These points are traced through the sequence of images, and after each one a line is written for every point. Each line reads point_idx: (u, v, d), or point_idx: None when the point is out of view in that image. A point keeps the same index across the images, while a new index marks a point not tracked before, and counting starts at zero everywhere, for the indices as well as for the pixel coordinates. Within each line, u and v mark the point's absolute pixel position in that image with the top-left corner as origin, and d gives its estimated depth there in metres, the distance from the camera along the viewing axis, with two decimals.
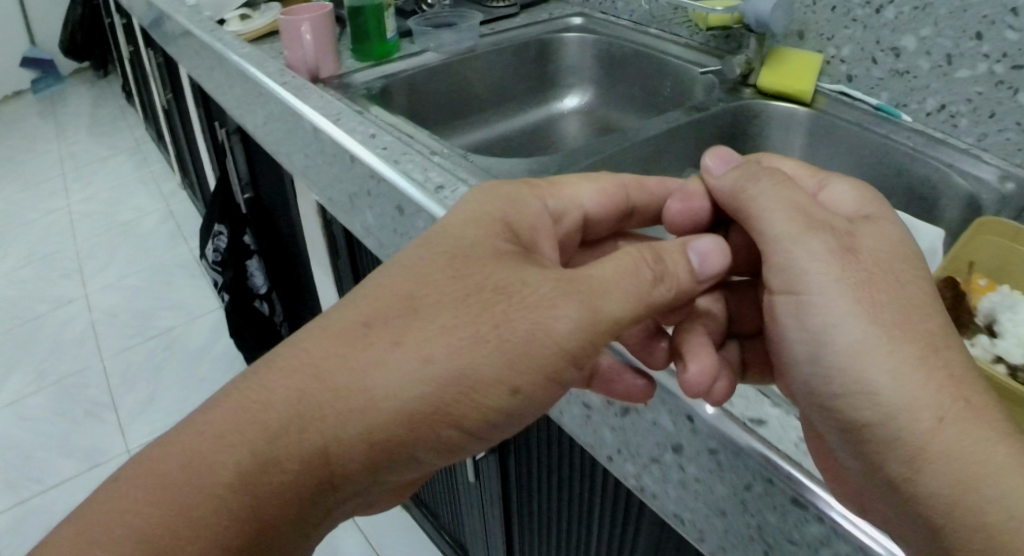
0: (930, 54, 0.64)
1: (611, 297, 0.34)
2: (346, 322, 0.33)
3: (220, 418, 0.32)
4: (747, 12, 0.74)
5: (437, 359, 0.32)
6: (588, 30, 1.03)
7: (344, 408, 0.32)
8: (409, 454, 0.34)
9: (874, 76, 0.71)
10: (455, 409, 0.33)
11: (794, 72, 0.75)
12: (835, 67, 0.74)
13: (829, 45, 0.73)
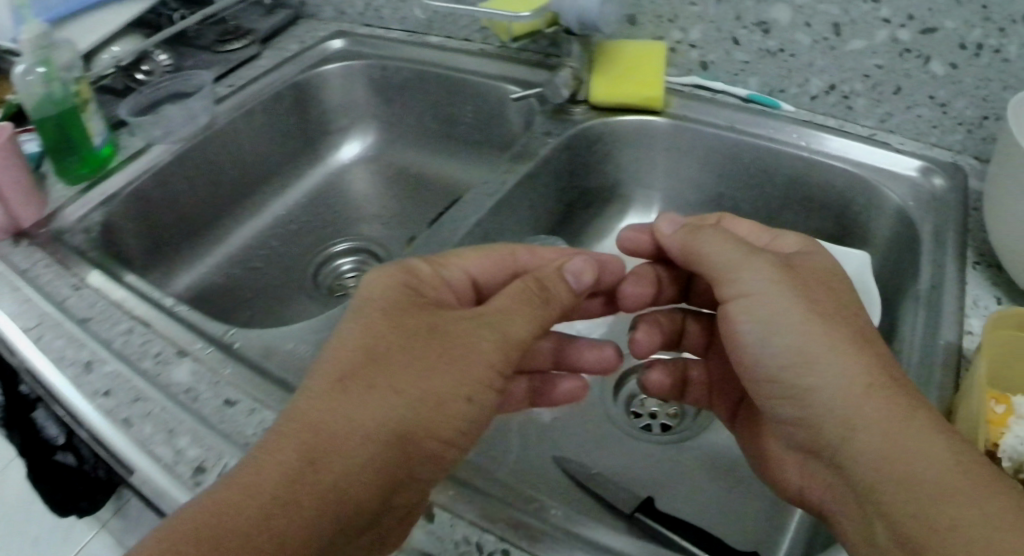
0: (808, 26, 0.67)
1: (516, 318, 0.44)
2: (308, 386, 0.40)
3: (257, 480, 0.37)
4: (567, 10, 0.71)
5: (401, 389, 0.40)
6: (349, 54, 0.96)
7: (360, 448, 0.38)
8: (398, 479, 0.39)
9: (738, 60, 0.74)
10: (428, 427, 0.40)
11: (622, 77, 0.76)
12: (686, 51, 0.77)
13: (675, 29, 0.75)
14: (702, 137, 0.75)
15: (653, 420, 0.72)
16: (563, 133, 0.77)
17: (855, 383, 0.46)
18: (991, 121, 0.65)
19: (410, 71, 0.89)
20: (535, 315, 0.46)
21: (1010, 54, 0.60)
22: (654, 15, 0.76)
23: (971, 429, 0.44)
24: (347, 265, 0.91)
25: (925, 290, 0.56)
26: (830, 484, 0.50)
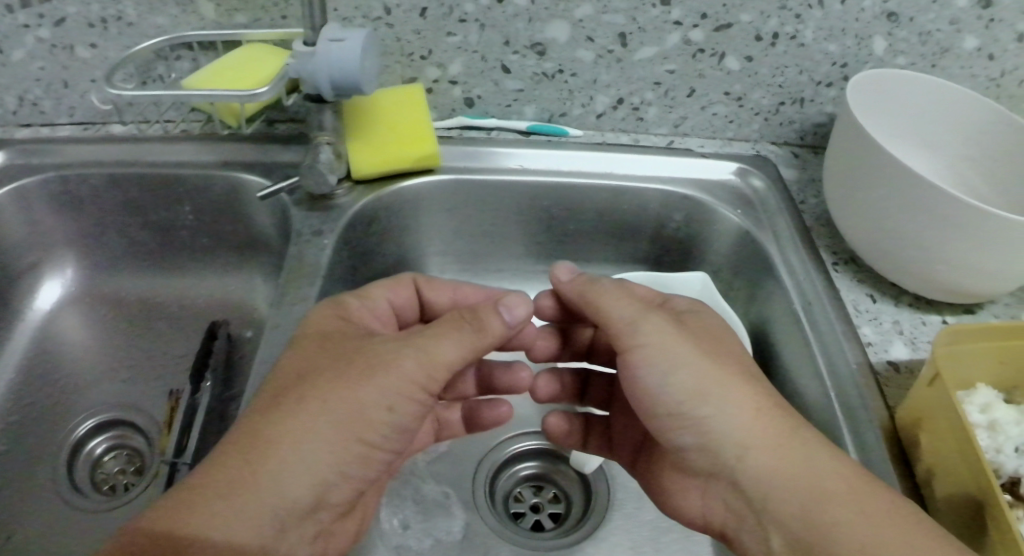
0: (591, 41, 0.58)
1: (444, 342, 0.43)
2: (248, 425, 0.40)
3: (193, 507, 0.37)
4: (317, 72, 0.53)
5: (335, 415, 0.40)
6: (19, 163, 0.65)
7: (285, 462, 0.39)
8: (329, 493, 0.42)
9: (510, 89, 0.61)
10: (355, 443, 0.41)
11: (391, 133, 0.59)
12: (446, 90, 0.61)
13: (430, 67, 0.60)
14: (500, 189, 0.61)
15: (537, 514, 0.58)
16: (335, 227, 0.57)
17: (748, 416, 0.41)
18: (786, 107, 0.63)
19: (110, 183, 0.64)
20: (461, 336, 0.44)
21: (806, 39, 0.58)
22: (402, 55, 0.59)
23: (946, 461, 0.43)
24: (104, 451, 0.61)
25: (802, 309, 0.55)
26: (725, 503, 0.44)
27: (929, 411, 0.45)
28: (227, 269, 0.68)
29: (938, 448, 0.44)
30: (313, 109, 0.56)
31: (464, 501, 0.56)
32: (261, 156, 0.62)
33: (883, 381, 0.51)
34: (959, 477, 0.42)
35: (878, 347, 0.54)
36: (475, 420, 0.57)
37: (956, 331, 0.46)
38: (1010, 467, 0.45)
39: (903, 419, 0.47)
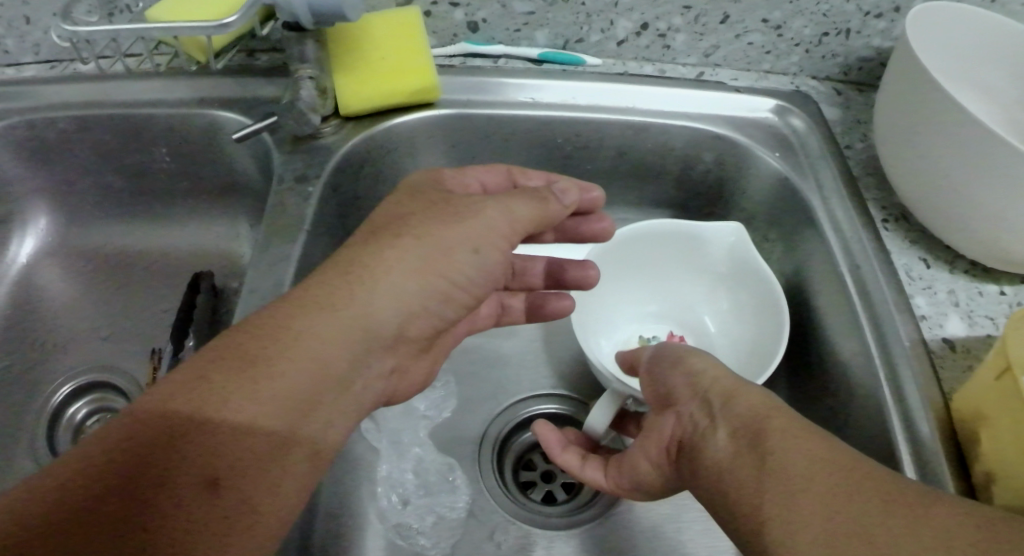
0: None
1: (520, 204, 0.43)
2: (320, 271, 0.38)
3: (270, 325, 0.36)
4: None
5: (422, 252, 0.40)
6: None
7: (372, 284, 0.38)
8: (407, 327, 0.41)
9: (519, 13, 0.53)
10: (436, 282, 0.41)
11: (386, 65, 0.52)
12: (446, 14, 0.53)
13: None
14: (507, 126, 0.54)
15: (549, 484, 0.52)
16: (322, 172, 0.51)
17: (723, 374, 0.40)
18: (830, 38, 0.56)
19: (74, 126, 0.57)
20: (535, 201, 0.44)
21: None
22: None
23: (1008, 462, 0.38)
24: (86, 417, 0.56)
25: (848, 266, 0.49)
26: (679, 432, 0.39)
27: (996, 411, 0.39)
28: (209, 218, 0.63)
29: (1003, 453, 0.39)
30: (291, 38, 0.50)
31: (469, 476, 0.51)
32: (239, 90, 0.56)
33: (938, 362, 0.46)
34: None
35: (932, 322, 0.49)
36: (534, 310, 0.52)
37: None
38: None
39: (962, 410, 0.42)
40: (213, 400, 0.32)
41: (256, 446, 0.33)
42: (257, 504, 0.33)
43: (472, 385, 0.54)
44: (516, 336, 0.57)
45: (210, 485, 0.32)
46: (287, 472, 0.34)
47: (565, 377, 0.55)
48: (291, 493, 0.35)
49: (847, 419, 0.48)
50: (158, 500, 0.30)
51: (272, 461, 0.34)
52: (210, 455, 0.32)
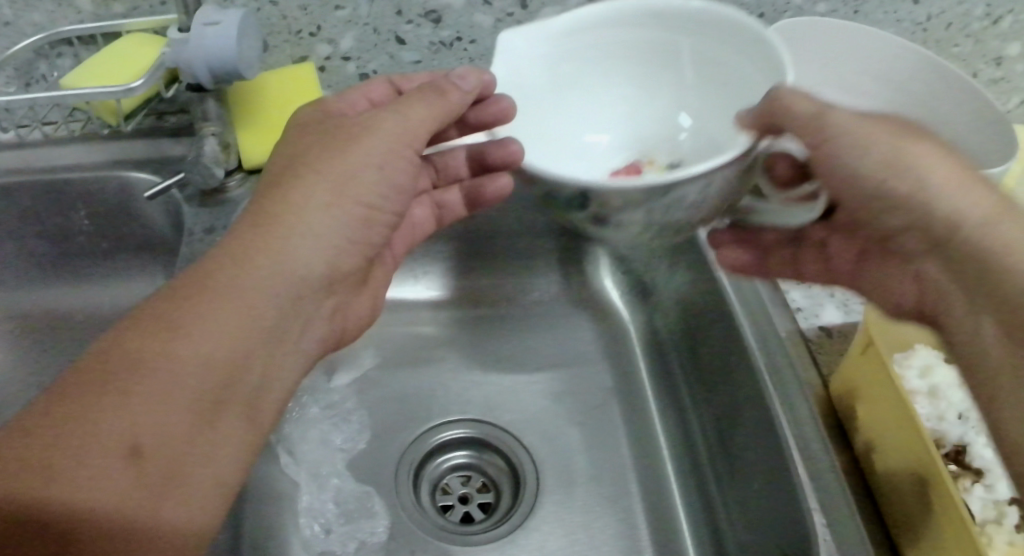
0: (488, 4, 0.54)
1: (416, 105, 0.43)
2: (229, 235, 0.38)
3: (165, 311, 0.34)
4: (194, 57, 0.49)
5: (328, 185, 0.40)
6: None
7: (287, 223, 0.39)
8: (336, 267, 0.42)
9: (407, 62, 0.57)
10: (339, 219, 0.41)
11: (289, 117, 0.55)
12: (339, 67, 0.58)
13: (320, 45, 0.56)
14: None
15: (467, 505, 0.55)
16: (228, 223, 0.54)
17: (946, 169, 0.36)
18: None
19: None
20: (428, 105, 0.43)
21: None
22: (289, 33, 0.56)
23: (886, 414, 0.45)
24: None
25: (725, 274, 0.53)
26: (930, 284, 0.39)
27: (867, 385, 0.46)
28: (132, 274, 0.65)
29: (875, 421, 0.46)
30: (194, 99, 0.53)
31: (388, 501, 0.53)
32: (152, 152, 0.59)
33: (816, 347, 0.51)
34: (897, 457, 0.44)
35: (808, 313, 0.53)
36: (471, 199, 0.54)
37: None
38: (953, 435, 0.48)
39: (840, 390, 0.49)
40: (130, 386, 0.31)
41: (182, 413, 0.32)
42: (189, 465, 0.32)
43: (390, 414, 0.57)
44: (432, 364, 0.60)
45: (134, 456, 0.30)
46: (223, 436, 0.34)
47: (476, 400, 0.58)
48: (228, 452, 0.34)
49: (737, 421, 0.50)
50: (61, 485, 0.28)
51: (202, 423, 0.33)
52: (132, 422, 0.31)
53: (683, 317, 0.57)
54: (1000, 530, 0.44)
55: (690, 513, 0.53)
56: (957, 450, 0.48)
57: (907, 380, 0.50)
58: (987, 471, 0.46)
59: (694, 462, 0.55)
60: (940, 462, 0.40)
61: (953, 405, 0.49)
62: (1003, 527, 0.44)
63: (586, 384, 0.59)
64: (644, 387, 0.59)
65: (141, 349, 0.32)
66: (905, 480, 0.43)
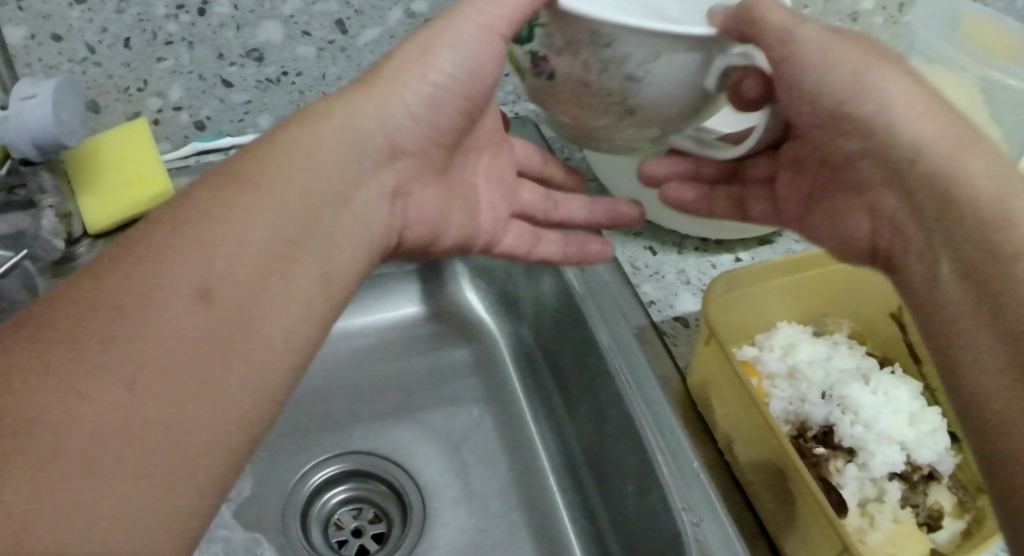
0: (308, 35, 0.54)
1: (437, 66, 0.42)
2: (262, 137, 0.39)
3: (190, 221, 0.34)
4: (16, 136, 0.49)
5: (404, 60, 0.42)
6: None
7: (294, 163, 0.38)
8: (395, 141, 0.42)
9: (238, 103, 0.57)
10: (432, 78, 0.42)
11: (126, 177, 0.56)
12: (172, 118, 0.57)
13: (151, 99, 0.56)
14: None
15: (360, 538, 0.55)
16: None
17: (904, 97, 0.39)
18: None
19: None
20: (454, 62, 0.42)
21: None
22: (118, 92, 0.55)
23: (738, 413, 0.45)
24: None
25: (577, 276, 0.54)
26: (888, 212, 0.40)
27: (716, 379, 0.46)
28: None
29: (729, 415, 0.45)
30: (25, 174, 0.52)
31: (276, 545, 0.53)
32: (2, 227, 0.58)
33: (670, 341, 0.50)
34: (752, 446, 0.44)
35: (663, 304, 0.53)
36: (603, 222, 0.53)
37: (730, 278, 0.47)
38: (816, 417, 0.46)
39: (695, 385, 0.48)
40: (149, 313, 0.30)
41: (217, 320, 0.32)
42: (249, 335, 0.33)
43: (273, 457, 0.56)
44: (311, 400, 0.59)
45: (204, 297, 0.32)
46: (263, 321, 0.33)
47: (357, 434, 0.57)
48: (287, 328, 0.34)
49: (604, 422, 0.50)
50: (83, 359, 0.28)
51: (269, 278, 0.34)
52: (174, 348, 0.30)
53: (538, 315, 0.59)
54: (881, 508, 0.43)
55: (574, 517, 0.53)
56: (824, 432, 0.46)
57: (766, 362, 0.48)
58: (858, 449, 0.45)
59: (572, 466, 0.55)
60: (789, 445, 0.41)
61: (814, 385, 0.47)
62: (885, 505, 0.43)
63: (467, 399, 0.59)
64: (519, 396, 0.60)
65: (164, 260, 0.32)
66: (764, 469, 0.43)
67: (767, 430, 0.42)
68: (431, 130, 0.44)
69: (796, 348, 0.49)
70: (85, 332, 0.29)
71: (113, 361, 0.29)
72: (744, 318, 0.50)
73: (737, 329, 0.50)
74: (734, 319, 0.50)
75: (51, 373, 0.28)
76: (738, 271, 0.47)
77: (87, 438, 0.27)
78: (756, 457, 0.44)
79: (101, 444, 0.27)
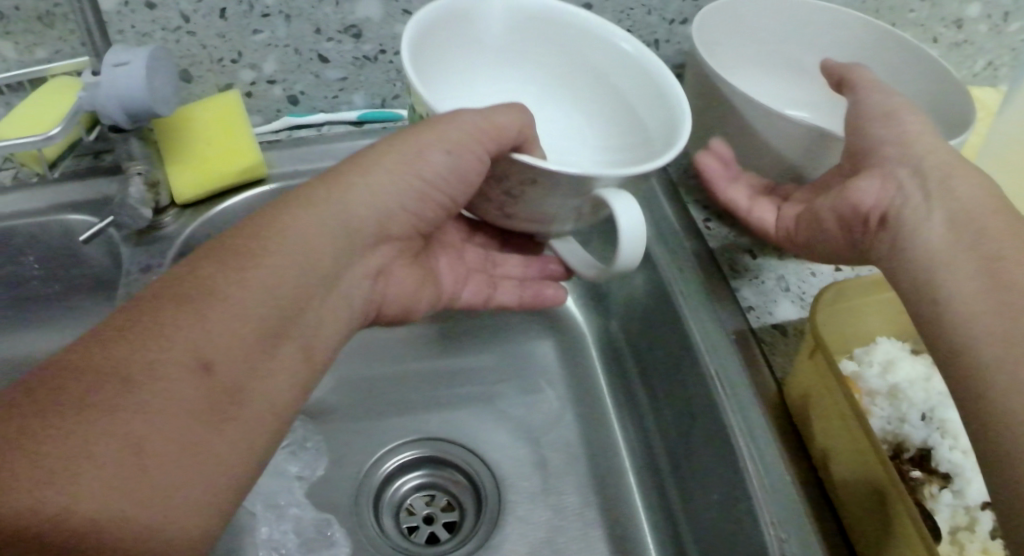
0: (408, 14, 0.54)
1: (438, 156, 0.41)
2: (266, 210, 0.39)
3: (205, 281, 0.35)
4: (107, 102, 0.48)
5: (396, 156, 0.42)
6: None
7: (309, 232, 0.39)
8: (387, 229, 0.43)
9: (333, 80, 0.57)
10: (421, 174, 0.42)
11: (210, 149, 0.55)
12: (265, 91, 0.57)
13: (244, 71, 0.55)
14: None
15: (431, 526, 0.54)
16: (164, 261, 0.53)
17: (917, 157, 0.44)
18: None
19: None
20: (447, 162, 0.41)
21: None
22: (211, 62, 0.55)
23: (837, 431, 0.42)
24: None
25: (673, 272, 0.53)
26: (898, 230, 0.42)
27: (816, 390, 0.43)
28: (82, 317, 0.63)
29: (828, 427, 0.42)
30: (115, 140, 0.52)
31: (347, 527, 0.52)
32: (86, 193, 0.58)
33: (769, 349, 0.50)
34: (849, 464, 0.41)
35: (762, 311, 0.52)
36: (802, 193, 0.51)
37: (837, 288, 0.45)
38: (916, 438, 0.44)
39: (792, 394, 0.46)
40: (145, 371, 0.31)
41: (202, 398, 0.32)
42: (236, 415, 0.33)
43: (347, 438, 0.56)
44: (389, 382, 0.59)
45: (201, 370, 0.32)
46: (248, 402, 0.34)
47: (436, 421, 0.57)
48: (273, 401, 0.35)
49: (692, 425, 0.49)
50: (73, 431, 0.28)
51: (260, 355, 0.35)
52: (164, 408, 0.30)
53: (626, 313, 0.58)
54: (973, 538, 0.40)
55: (652, 520, 0.52)
56: (921, 455, 0.43)
57: (866, 378, 0.46)
58: (954, 475, 0.42)
59: (653, 466, 0.53)
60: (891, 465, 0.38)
61: (914, 405, 0.44)
62: (976, 535, 0.40)
63: (546, 394, 0.59)
64: (603, 393, 0.59)
65: (175, 317, 0.33)
66: (857, 487, 0.40)
67: (865, 451, 0.39)
68: (431, 209, 0.44)
69: (899, 366, 0.46)
70: (88, 388, 0.29)
71: (108, 434, 0.29)
72: (847, 332, 0.48)
73: (839, 339, 0.48)
74: (835, 330, 0.48)
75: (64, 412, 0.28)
76: (850, 282, 0.46)
77: (97, 490, 0.27)
78: (851, 479, 0.41)
79: (108, 491, 0.28)
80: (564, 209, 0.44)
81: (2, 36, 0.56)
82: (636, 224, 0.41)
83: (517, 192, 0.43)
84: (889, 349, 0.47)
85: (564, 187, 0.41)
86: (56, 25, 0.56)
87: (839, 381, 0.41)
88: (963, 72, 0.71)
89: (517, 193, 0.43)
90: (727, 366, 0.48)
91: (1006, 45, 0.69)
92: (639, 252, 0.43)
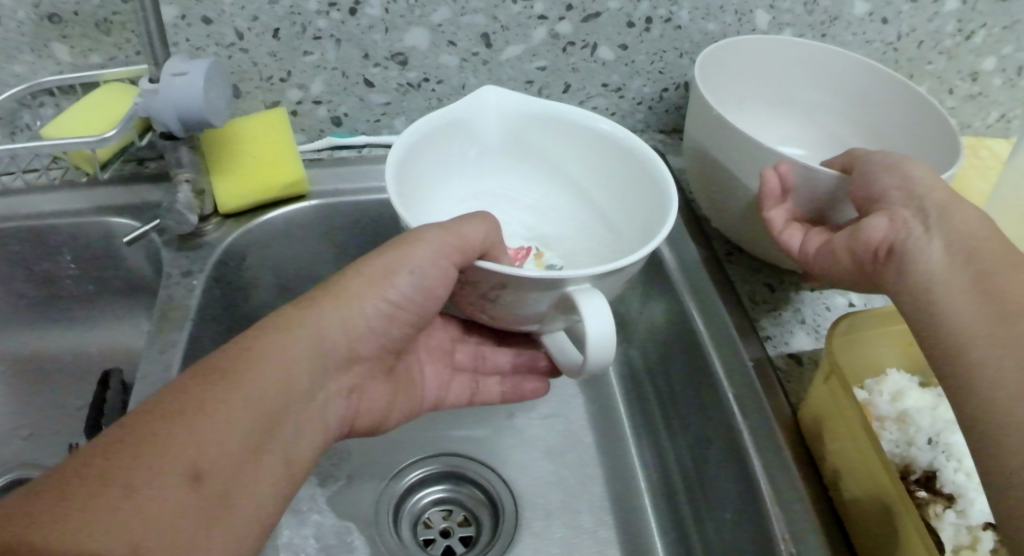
0: (452, 45, 0.56)
1: (406, 273, 0.44)
2: (253, 326, 0.41)
3: (196, 396, 0.35)
4: (163, 110, 0.50)
5: (364, 279, 0.44)
6: None
7: (292, 345, 0.41)
8: (358, 347, 0.45)
9: (376, 104, 0.60)
10: (388, 297, 0.44)
11: (252, 161, 0.57)
12: (311, 111, 0.59)
13: (292, 89, 0.58)
14: (375, 207, 0.60)
15: (448, 539, 0.55)
16: (205, 267, 0.55)
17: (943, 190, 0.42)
18: (669, 93, 0.63)
19: None
20: (418, 275, 0.44)
21: (681, 21, 0.58)
22: (260, 80, 0.57)
23: (851, 466, 0.43)
24: None
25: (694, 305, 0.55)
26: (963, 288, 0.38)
27: (831, 414, 0.45)
28: (114, 315, 0.64)
29: (843, 453, 0.44)
30: (166, 147, 0.54)
31: (367, 534, 0.53)
32: (130, 197, 0.60)
33: (784, 377, 0.51)
34: (860, 484, 0.42)
35: (778, 340, 0.53)
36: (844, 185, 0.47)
37: (851, 319, 0.48)
38: (922, 461, 0.45)
39: (809, 418, 0.47)
40: (147, 475, 0.32)
41: (199, 501, 0.33)
42: (228, 513, 0.35)
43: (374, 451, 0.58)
44: None
45: (193, 482, 0.33)
46: (235, 501, 0.35)
47: (459, 439, 0.59)
48: (257, 511, 0.36)
49: (708, 453, 0.51)
50: (79, 532, 0.29)
51: (247, 465, 0.36)
52: (167, 506, 0.32)
53: (648, 339, 0.60)
54: None
55: (665, 543, 0.54)
56: (927, 476, 0.45)
57: (874, 404, 0.48)
58: (958, 496, 0.44)
59: (668, 492, 0.55)
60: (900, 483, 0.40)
61: (921, 429, 0.46)
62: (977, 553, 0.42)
63: (566, 415, 0.61)
64: (619, 416, 0.62)
65: (169, 428, 0.34)
66: (870, 507, 0.42)
67: (879, 467, 0.41)
68: (407, 311, 0.46)
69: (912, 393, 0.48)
70: (92, 492, 0.30)
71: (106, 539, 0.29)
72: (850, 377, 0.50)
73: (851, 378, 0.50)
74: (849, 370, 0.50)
75: (71, 513, 0.29)
76: (861, 314, 0.49)
77: None
78: (866, 499, 0.42)
79: None
80: (542, 310, 0.46)
81: (60, 40, 0.58)
82: (604, 329, 0.42)
83: (493, 295, 0.45)
84: (899, 381, 0.49)
85: (537, 285, 0.43)
86: (113, 33, 0.59)
87: (855, 406, 0.43)
88: (974, 124, 0.74)
89: (494, 296, 0.45)
90: (744, 395, 0.49)
91: (1017, 101, 0.72)
92: (608, 353, 0.43)
